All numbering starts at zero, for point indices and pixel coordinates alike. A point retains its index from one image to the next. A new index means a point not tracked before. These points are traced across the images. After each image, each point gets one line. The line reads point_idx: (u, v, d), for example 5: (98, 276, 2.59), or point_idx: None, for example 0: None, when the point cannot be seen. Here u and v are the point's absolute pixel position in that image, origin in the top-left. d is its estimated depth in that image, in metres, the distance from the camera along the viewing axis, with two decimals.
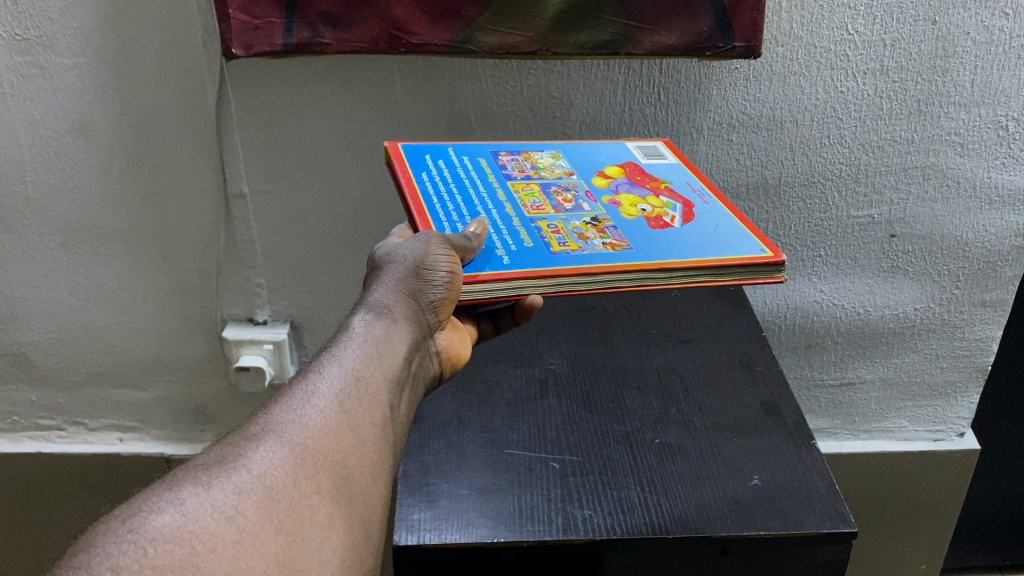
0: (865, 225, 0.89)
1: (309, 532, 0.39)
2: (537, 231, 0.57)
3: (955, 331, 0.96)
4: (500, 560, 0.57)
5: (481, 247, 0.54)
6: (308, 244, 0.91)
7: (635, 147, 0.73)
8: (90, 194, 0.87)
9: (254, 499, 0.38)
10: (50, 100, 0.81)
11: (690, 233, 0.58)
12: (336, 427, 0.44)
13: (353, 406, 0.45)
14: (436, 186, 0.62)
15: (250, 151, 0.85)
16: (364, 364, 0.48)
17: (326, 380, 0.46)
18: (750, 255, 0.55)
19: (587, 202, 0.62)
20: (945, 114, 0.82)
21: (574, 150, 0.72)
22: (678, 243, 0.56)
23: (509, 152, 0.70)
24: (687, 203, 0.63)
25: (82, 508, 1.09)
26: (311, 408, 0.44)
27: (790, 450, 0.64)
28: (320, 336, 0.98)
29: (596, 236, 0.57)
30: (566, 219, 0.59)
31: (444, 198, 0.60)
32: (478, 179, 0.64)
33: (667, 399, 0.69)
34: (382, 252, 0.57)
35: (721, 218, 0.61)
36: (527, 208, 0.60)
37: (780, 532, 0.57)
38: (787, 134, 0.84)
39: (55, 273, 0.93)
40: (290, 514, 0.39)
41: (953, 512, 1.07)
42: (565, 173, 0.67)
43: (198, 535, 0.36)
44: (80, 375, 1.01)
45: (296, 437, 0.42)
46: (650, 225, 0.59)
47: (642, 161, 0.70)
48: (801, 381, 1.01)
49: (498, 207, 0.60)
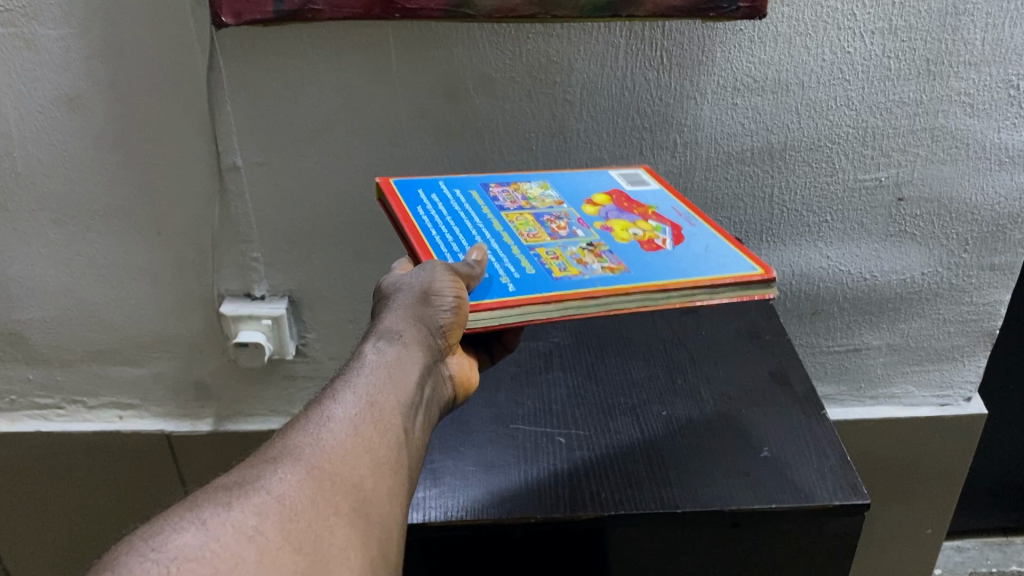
0: (873, 189, 0.87)
1: (328, 551, 0.38)
2: (535, 257, 0.56)
3: (963, 295, 0.95)
4: (508, 537, 0.56)
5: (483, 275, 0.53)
6: (306, 218, 0.89)
7: (615, 176, 0.72)
8: (80, 170, 0.85)
9: (274, 519, 0.37)
10: (36, 73, 0.79)
11: (681, 256, 0.57)
12: (353, 448, 0.43)
13: (369, 430, 0.44)
14: (430, 216, 0.60)
15: (243, 123, 0.82)
16: (378, 390, 0.46)
17: (342, 405, 0.45)
18: (742, 272, 0.54)
19: (579, 228, 0.60)
20: (955, 74, 0.80)
21: (558, 179, 0.70)
22: (671, 266, 0.55)
23: (498, 182, 0.68)
24: (674, 225, 0.62)
25: (84, 487, 1.08)
26: (326, 431, 0.43)
27: (800, 420, 0.63)
28: (319, 311, 0.96)
29: (594, 261, 0.55)
30: (563, 245, 0.58)
31: (440, 227, 0.58)
32: (471, 209, 0.62)
33: (674, 370, 0.68)
34: (389, 282, 0.55)
35: (709, 240, 0.60)
36: (524, 236, 0.59)
37: (792, 505, 0.55)
38: (793, 97, 0.82)
39: (48, 251, 0.91)
40: (309, 534, 0.38)
41: (959, 481, 1.06)
42: (554, 202, 0.65)
43: (219, 554, 0.35)
44: (77, 353, 1.00)
45: (313, 459, 0.41)
46: (644, 247, 0.58)
47: (624, 187, 0.69)
48: (807, 347, 1.00)
49: (496, 237, 0.58)
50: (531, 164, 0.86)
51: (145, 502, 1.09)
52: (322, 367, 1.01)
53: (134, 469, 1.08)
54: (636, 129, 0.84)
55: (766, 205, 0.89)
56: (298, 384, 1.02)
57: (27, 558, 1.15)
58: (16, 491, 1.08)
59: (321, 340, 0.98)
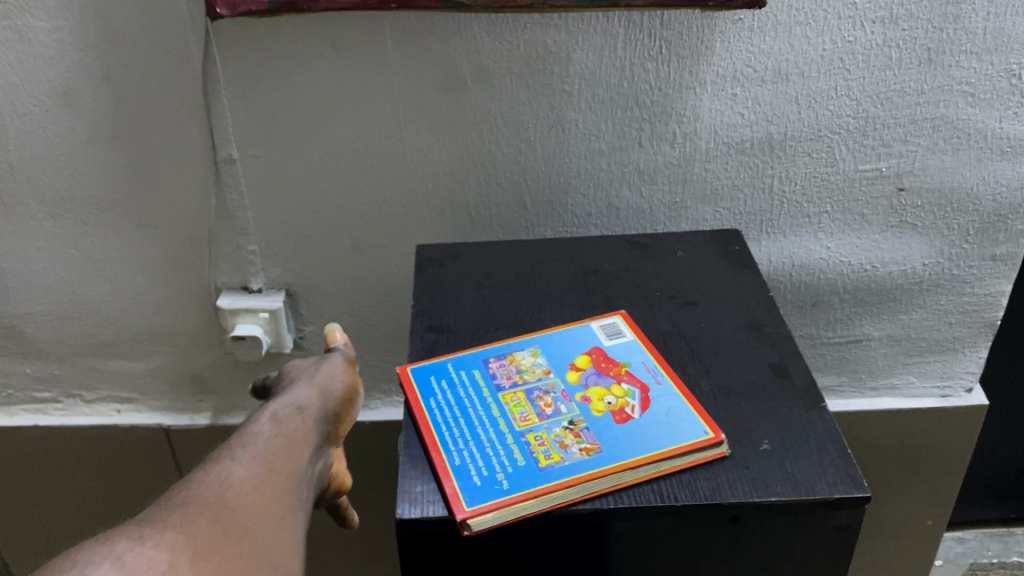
0: (873, 179, 0.87)
1: (240, 533, 0.45)
2: (524, 445, 0.58)
3: (964, 286, 0.95)
4: (506, 532, 0.55)
5: (476, 478, 0.56)
6: (302, 210, 0.88)
7: (596, 325, 0.70)
8: (75, 163, 0.85)
9: (200, 505, 0.46)
10: (29, 65, 0.79)
11: (649, 420, 0.60)
12: (250, 487, 0.49)
13: (279, 441, 0.54)
14: (438, 408, 0.62)
15: (239, 114, 0.82)
16: (271, 434, 0.54)
17: (239, 464, 0.50)
18: (696, 438, 0.58)
19: (555, 397, 0.63)
20: (956, 63, 0.79)
21: (548, 335, 0.69)
22: (639, 435, 0.58)
23: (493, 351, 0.68)
24: (643, 384, 0.64)
25: (80, 481, 1.08)
26: (227, 471, 0.49)
27: (801, 413, 0.62)
28: (316, 304, 0.96)
29: (572, 438, 0.59)
30: (543, 416, 0.61)
31: (449, 422, 0.60)
32: (474, 393, 0.63)
33: (673, 362, 0.67)
34: (289, 370, 0.65)
35: (673, 395, 0.63)
36: (508, 409, 0.61)
37: (791, 498, 0.55)
38: (793, 87, 0.81)
39: (44, 244, 0.90)
40: (223, 522, 0.45)
41: (959, 471, 1.06)
42: (543, 371, 0.65)
43: (174, 522, 0.44)
44: (74, 347, 0.99)
45: (241, 455, 0.51)
46: (615, 419, 0.60)
47: (603, 341, 0.69)
48: (807, 339, 0.99)
49: (485, 416, 0.61)
50: (529, 155, 0.85)
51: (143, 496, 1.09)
52: None
53: (131, 464, 1.07)
54: (635, 120, 0.83)
55: (766, 195, 0.88)
56: None
57: (26, 551, 1.14)
58: (13, 486, 1.08)
59: (319, 333, 0.98)
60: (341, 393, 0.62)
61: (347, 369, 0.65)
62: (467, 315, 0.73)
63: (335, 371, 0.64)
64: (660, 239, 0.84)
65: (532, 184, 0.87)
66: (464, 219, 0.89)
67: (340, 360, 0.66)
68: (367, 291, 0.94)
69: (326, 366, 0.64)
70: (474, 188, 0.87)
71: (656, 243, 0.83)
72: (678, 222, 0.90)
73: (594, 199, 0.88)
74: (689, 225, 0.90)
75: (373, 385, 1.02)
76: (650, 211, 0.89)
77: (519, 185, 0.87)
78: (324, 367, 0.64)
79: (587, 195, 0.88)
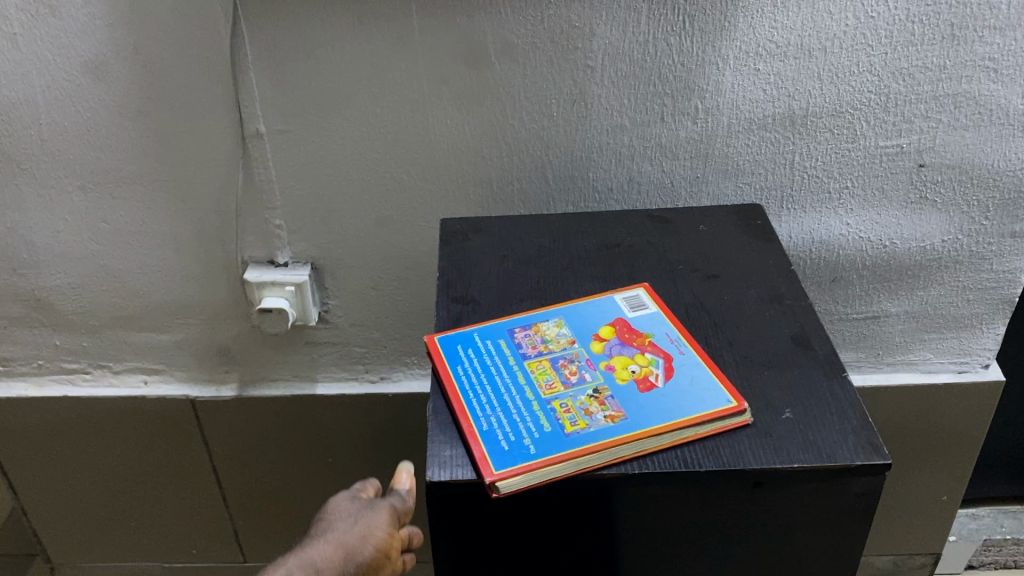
0: (894, 155, 0.87)
1: None
2: (551, 411, 0.60)
3: (983, 262, 0.95)
4: (533, 496, 0.57)
5: (503, 442, 0.57)
6: (327, 185, 0.90)
7: (619, 298, 0.72)
8: (105, 137, 0.86)
9: None
10: (61, 40, 0.80)
11: (672, 389, 0.61)
12: None
13: None
14: (465, 374, 0.63)
15: (266, 89, 0.83)
16: None
17: None
18: (719, 406, 0.59)
19: (580, 366, 0.64)
20: (979, 39, 0.79)
21: (572, 306, 0.71)
22: (664, 403, 0.60)
23: (518, 322, 0.69)
24: (666, 354, 0.65)
25: (108, 450, 1.09)
26: None
27: (821, 382, 0.63)
28: (341, 278, 0.97)
29: (597, 407, 0.60)
30: (569, 385, 0.62)
31: (476, 388, 0.62)
32: (500, 361, 0.64)
33: (695, 333, 0.68)
34: (334, 506, 0.67)
35: (697, 366, 0.64)
36: (536, 378, 0.63)
37: (813, 465, 0.56)
38: (816, 63, 0.81)
39: (74, 217, 0.92)
40: None
41: (975, 448, 1.07)
42: (567, 341, 0.66)
43: None
44: (102, 319, 1.01)
45: None
46: (639, 388, 0.61)
47: (627, 312, 0.70)
48: (827, 315, 1.00)
49: (512, 383, 0.62)
50: (552, 130, 0.86)
51: (169, 465, 1.11)
52: (344, 334, 1.02)
53: (158, 434, 1.08)
54: (657, 95, 0.84)
55: (787, 171, 0.89)
56: (319, 350, 1.03)
57: (58, 519, 1.17)
58: (43, 456, 1.10)
59: (344, 306, 0.99)
60: (369, 557, 0.62)
61: (389, 523, 0.65)
62: (491, 287, 0.74)
63: (371, 526, 0.64)
64: (681, 214, 0.85)
65: (554, 159, 0.88)
66: (487, 194, 0.90)
67: (384, 512, 0.65)
68: (390, 265, 0.96)
69: (367, 517, 0.65)
70: (497, 163, 0.88)
71: (678, 218, 0.84)
72: (699, 197, 0.91)
73: (616, 174, 0.89)
74: (710, 200, 0.91)
75: (395, 357, 1.04)
76: (671, 185, 0.90)
77: (541, 160, 0.88)
78: (363, 519, 0.64)
79: (608, 170, 0.89)
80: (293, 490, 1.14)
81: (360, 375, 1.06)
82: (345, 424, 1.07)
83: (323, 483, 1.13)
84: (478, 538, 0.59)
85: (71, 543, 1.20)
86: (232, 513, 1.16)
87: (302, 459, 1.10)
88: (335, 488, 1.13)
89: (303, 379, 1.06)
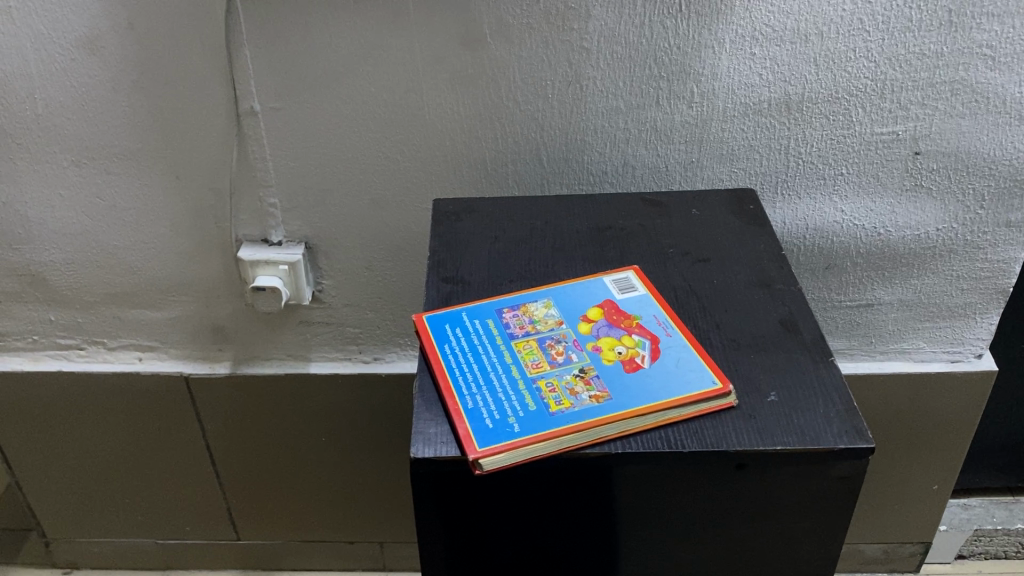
0: (890, 142, 0.87)
1: None
2: (536, 390, 0.60)
3: (978, 252, 0.95)
4: (517, 473, 0.57)
5: (488, 421, 0.57)
6: (321, 164, 0.90)
7: (608, 280, 0.72)
8: (99, 112, 0.86)
9: None
10: (56, 14, 0.80)
11: (657, 372, 0.61)
12: None
13: None
14: (453, 353, 0.63)
15: (260, 66, 0.83)
16: None
17: None
18: (703, 389, 0.59)
19: (567, 347, 0.64)
20: (977, 26, 0.79)
21: (561, 288, 0.71)
22: (648, 385, 0.60)
23: (507, 302, 0.69)
24: (653, 336, 0.65)
25: (101, 426, 1.10)
26: None
27: (808, 368, 0.63)
28: (334, 257, 0.97)
29: (583, 388, 0.60)
30: (556, 369, 0.62)
31: (463, 367, 0.62)
32: (487, 340, 0.64)
33: (684, 315, 0.68)
34: None
35: (682, 350, 0.64)
36: (523, 360, 0.63)
37: (796, 448, 0.56)
38: (812, 47, 0.81)
39: (69, 193, 0.92)
40: None
41: (964, 439, 1.08)
42: (555, 322, 0.66)
43: None
44: (97, 295, 1.01)
45: None
46: (625, 368, 0.61)
47: (616, 294, 0.70)
48: (820, 302, 1.00)
49: (498, 364, 0.62)
50: (546, 112, 0.86)
51: (163, 441, 1.11)
52: (337, 314, 1.02)
53: (151, 411, 1.09)
54: (653, 78, 0.84)
55: (782, 157, 0.88)
56: (313, 330, 1.03)
57: (51, 494, 1.18)
58: (38, 430, 1.10)
59: (337, 286, 1.00)
60: None
61: None
62: (481, 267, 0.74)
63: None
64: (674, 198, 0.84)
65: (548, 141, 0.88)
66: (481, 176, 0.90)
67: None
68: (384, 245, 0.96)
69: None
70: (491, 145, 0.88)
71: (671, 202, 0.84)
72: (693, 181, 0.91)
73: (611, 158, 0.89)
74: (704, 184, 0.91)
75: (388, 338, 1.04)
76: (665, 169, 0.90)
77: (535, 141, 0.88)
78: None
79: (603, 153, 0.89)
80: (287, 468, 1.14)
81: (353, 356, 1.06)
82: (338, 404, 1.08)
83: (316, 461, 1.13)
84: (462, 516, 0.59)
85: (65, 517, 1.21)
86: (226, 492, 1.17)
87: (294, 438, 1.11)
88: (327, 467, 1.14)
89: (296, 358, 1.06)
